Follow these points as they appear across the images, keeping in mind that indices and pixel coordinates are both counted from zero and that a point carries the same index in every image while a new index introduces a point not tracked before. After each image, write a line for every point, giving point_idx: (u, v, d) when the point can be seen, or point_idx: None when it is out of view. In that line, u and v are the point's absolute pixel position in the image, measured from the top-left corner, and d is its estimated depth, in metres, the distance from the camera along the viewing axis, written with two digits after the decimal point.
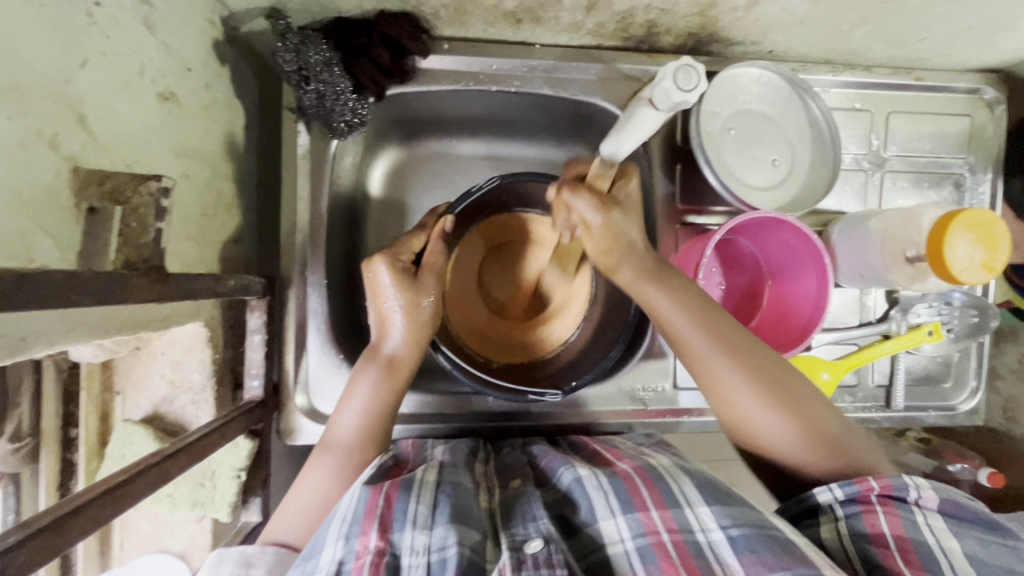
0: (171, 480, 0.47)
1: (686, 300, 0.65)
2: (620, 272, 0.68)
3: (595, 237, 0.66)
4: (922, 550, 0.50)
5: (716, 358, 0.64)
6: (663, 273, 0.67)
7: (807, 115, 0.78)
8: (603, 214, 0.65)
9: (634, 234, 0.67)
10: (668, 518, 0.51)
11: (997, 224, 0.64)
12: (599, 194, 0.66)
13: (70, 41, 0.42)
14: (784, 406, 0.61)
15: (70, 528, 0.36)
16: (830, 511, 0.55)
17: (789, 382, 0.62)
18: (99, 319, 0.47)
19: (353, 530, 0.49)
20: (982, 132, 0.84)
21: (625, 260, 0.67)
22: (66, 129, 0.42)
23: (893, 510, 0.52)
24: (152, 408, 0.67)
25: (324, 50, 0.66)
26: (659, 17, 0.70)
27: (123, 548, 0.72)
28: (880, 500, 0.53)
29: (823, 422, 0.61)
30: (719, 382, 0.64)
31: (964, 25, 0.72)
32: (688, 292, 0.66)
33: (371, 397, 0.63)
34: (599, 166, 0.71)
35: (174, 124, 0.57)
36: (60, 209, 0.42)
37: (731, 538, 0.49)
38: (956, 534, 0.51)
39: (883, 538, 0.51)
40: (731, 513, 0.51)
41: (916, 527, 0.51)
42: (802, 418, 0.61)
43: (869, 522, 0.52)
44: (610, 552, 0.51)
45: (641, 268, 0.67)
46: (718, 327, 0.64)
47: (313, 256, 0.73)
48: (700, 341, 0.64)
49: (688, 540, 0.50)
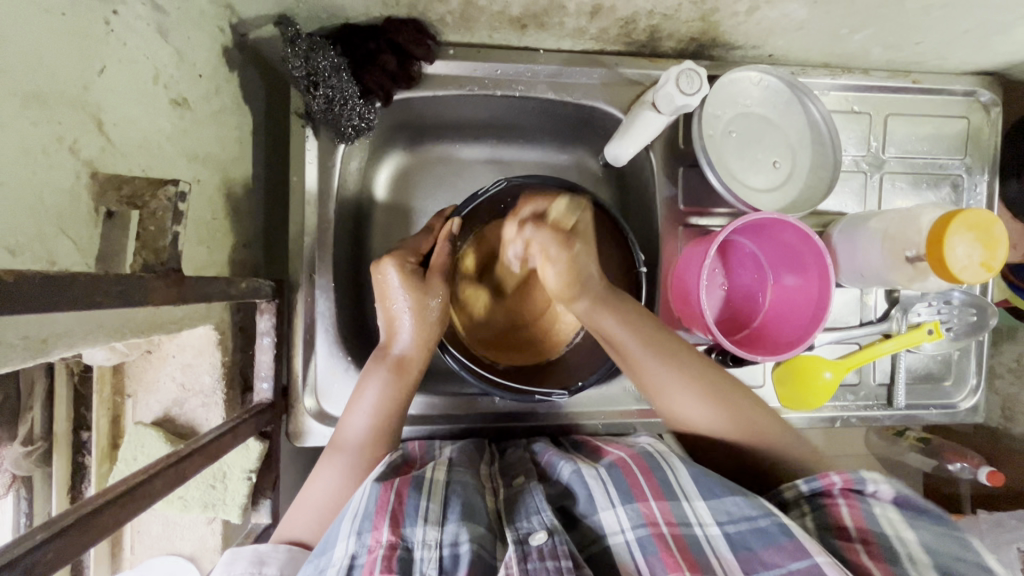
0: (187, 479, 0.47)
1: (625, 312, 0.66)
2: (575, 303, 0.68)
3: (561, 269, 0.67)
4: (884, 541, 0.50)
5: (649, 360, 0.65)
6: (613, 300, 0.67)
7: (807, 117, 0.80)
8: (565, 249, 0.67)
9: (592, 270, 0.68)
10: (667, 512, 0.52)
11: (996, 225, 0.65)
12: (559, 235, 0.68)
13: (89, 48, 0.43)
14: (717, 398, 0.63)
15: (93, 526, 0.37)
16: (799, 505, 0.56)
17: (716, 372, 0.65)
18: (116, 321, 0.48)
19: (366, 524, 0.49)
20: (979, 134, 0.85)
21: (583, 292, 0.68)
22: (85, 134, 0.43)
23: (855, 503, 0.53)
24: (163, 411, 0.68)
25: (332, 56, 0.67)
26: (661, 22, 0.71)
27: (134, 551, 0.72)
28: (842, 493, 0.55)
29: (756, 415, 0.64)
30: (656, 387, 0.65)
31: (960, 29, 0.73)
32: (634, 311, 0.67)
33: (381, 398, 0.64)
34: (564, 207, 0.70)
35: (186, 129, 0.58)
36: (80, 213, 0.42)
37: (727, 534, 0.50)
38: (911, 525, 0.51)
39: (846, 530, 0.52)
40: (727, 507, 0.52)
41: (876, 519, 0.52)
42: (727, 406, 0.63)
43: (832, 513, 0.53)
44: (611, 542, 0.51)
45: (595, 296, 0.67)
46: (654, 337, 0.65)
47: (321, 260, 0.74)
48: (639, 352, 0.65)
49: (687, 534, 0.51)
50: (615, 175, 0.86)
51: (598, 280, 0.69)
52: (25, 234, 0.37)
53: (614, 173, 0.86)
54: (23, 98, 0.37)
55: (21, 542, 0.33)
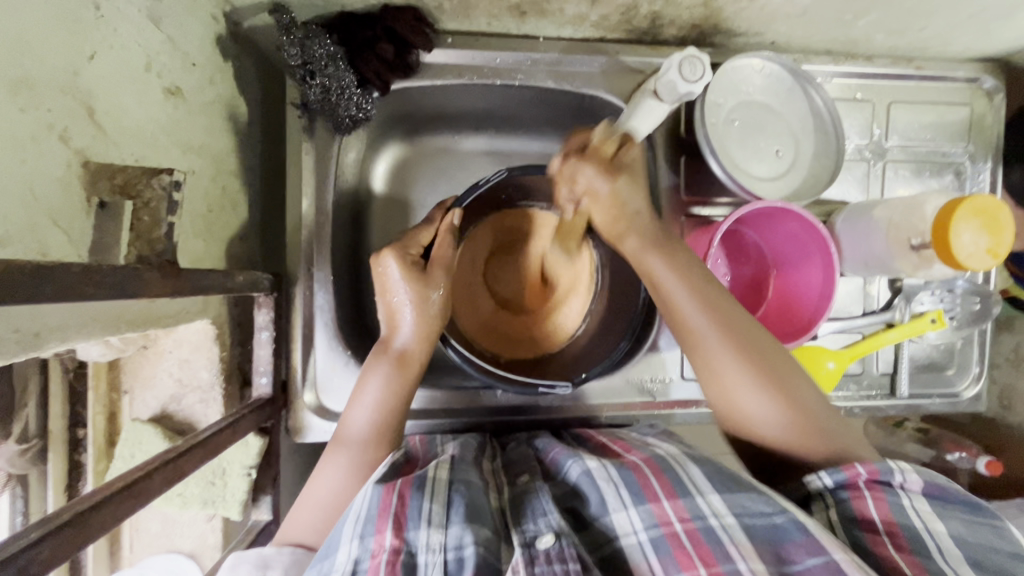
0: (186, 476, 0.46)
1: (688, 278, 0.65)
2: (625, 240, 0.68)
3: (600, 206, 0.67)
4: (911, 534, 0.48)
5: (710, 333, 0.63)
6: (668, 247, 0.67)
7: (809, 104, 0.79)
8: (609, 180, 0.66)
9: (640, 205, 0.68)
10: (681, 508, 0.51)
11: (1002, 211, 0.64)
12: (602, 163, 0.67)
13: (78, 33, 0.42)
14: (786, 397, 0.60)
15: (89, 525, 0.36)
16: (823, 498, 0.54)
17: (789, 370, 0.61)
18: (111, 315, 0.47)
19: (369, 528, 0.49)
20: (982, 121, 0.85)
21: (632, 228, 0.68)
22: (76, 122, 0.41)
23: (881, 494, 0.52)
24: (160, 407, 0.67)
25: (328, 44, 0.65)
26: (663, 8, 0.70)
27: (132, 549, 0.71)
28: (867, 485, 0.53)
29: (829, 422, 0.60)
30: (719, 368, 0.62)
31: (965, 14, 0.72)
32: (698, 275, 0.65)
33: (383, 392, 0.63)
34: (603, 132, 0.69)
35: (180, 119, 0.56)
36: (72, 203, 0.41)
37: (744, 525, 0.49)
38: (940, 516, 0.50)
39: (873, 523, 0.50)
40: (741, 502, 0.51)
41: (903, 511, 0.50)
42: (800, 405, 0.59)
43: (857, 505, 0.52)
44: (623, 544, 0.51)
45: (644, 236, 0.67)
46: (725, 310, 0.63)
47: (319, 253, 0.72)
48: (706, 329, 0.63)
49: (702, 527, 0.49)
50: None
51: (648, 216, 0.68)
52: (14, 224, 0.36)
53: None
54: (11, 84, 0.36)
55: (15, 540, 0.32)
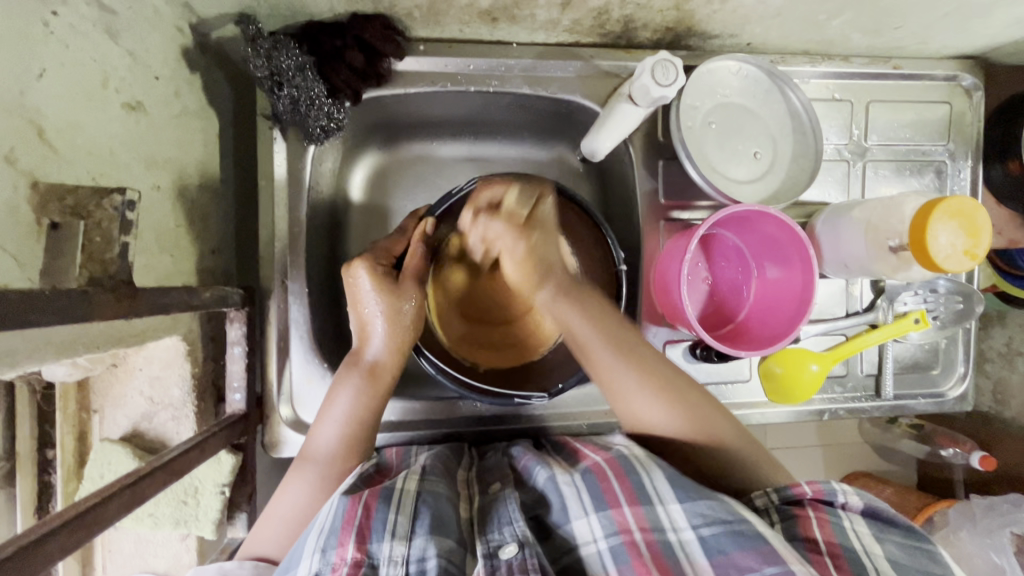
0: (148, 499, 0.46)
1: (581, 303, 0.66)
2: (540, 291, 0.68)
3: (517, 262, 0.68)
4: (851, 556, 0.49)
5: (610, 358, 0.64)
6: (575, 287, 0.67)
7: (788, 106, 0.78)
8: (522, 239, 0.67)
9: (554, 255, 0.68)
10: (641, 518, 0.50)
11: (979, 211, 0.64)
12: (515, 225, 0.67)
13: (26, 52, 0.41)
14: (673, 398, 0.62)
15: (36, 556, 0.35)
16: (767, 513, 0.54)
17: (676, 374, 0.63)
18: (68, 337, 0.46)
19: (331, 541, 0.48)
20: (961, 119, 0.84)
21: (546, 278, 0.68)
22: (25, 143, 0.41)
23: (825, 515, 0.52)
24: (131, 426, 0.66)
25: (296, 54, 0.65)
26: (636, 12, 0.69)
27: (106, 570, 0.70)
28: (811, 505, 0.53)
29: (718, 419, 0.62)
30: (617, 380, 0.63)
31: (939, 13, 0.71)
32: (593, 302, 0.67)
33: (353, 406, 0.62)
34: (517, 196, 0.67)
35: (142, 134, 0.55)
36: (19, 225, 0.40)
37: (701, 537, 0.48)
38: (879, 539, 0.51)
39: (815, 543, 0.50)
40: (701, 509, 0.50)
41: (844, 531, 0.51)
42: (690, 410, 0.61)
43: (802, 524, 0.52)
44: (584, 553, 0.50)
45: (557, 285, 0.67)
46: (611, 329, 0.65)
47: (293, 265, 0.72)
48: (595, 341, 0.64)
49: (659, 540, 0.49)
50: (595, 170, 0.85)
51: (564, 267, 0.69)
52: None
53: (594, 168, 0.85)
54: None
55: None
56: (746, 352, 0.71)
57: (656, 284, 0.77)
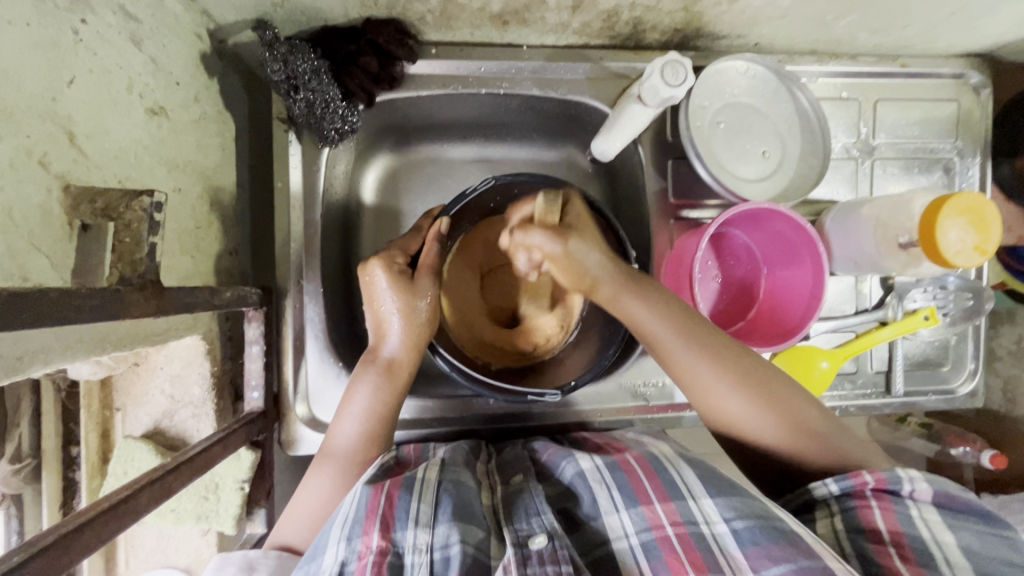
0: (175, 493, 0.47)
1: (661, 307, 0.64)
2: (598, 291, 0.67)
3: (559, 267, 0.65)
4: (918, 546, 0.49)
5: (693, 359, 0.63)
6: (635, 281, 0.66)
7: (795, 105, 0.79)
8: (560, 243, 0.64)
9: (594, 259, 0.65)
10: (672, 512, 0.51)
11: (988, 207, 0.65)
12: (550, 230, 0.65)
13: (57, 59, 0.42)
14: (771, 401, 0.61)
15: (72, 546, 0.36)
16: (828, 505, 0.55)
17: (768, 373, 0.62)
18: (97, 336, 0.47)
19: (355, 530, 0.49)
20: (969, 117, 0.85)
21: (597, 280, 0.65)
22: (57, 147, 0.42)
23: (889, 505, 0.52)
24: (153, 424, 0.67)
25: (311, 58, 0.66)
26: (644, 14, 0.70)
27: (128, 565, 0.72)
28: (874, 494, 0.53)
29: (808, 410, 0.61)
30: (698, 380, 0.63)
31: (946, 12, 0.72)
32: (675, 306, 0.65)
33: (372, 402, 0.63)
34: (544, 205, 0.67)
35: (164, 138, 0.57)
36: (52, 227, 0.42)
37: (735, 530, 0.49)
38: (949, 526, 0.51)
39: (879, 534, 0.51)
40: (733, 503, 0.51)
41: (910, 521, 0.51)
42: (781, 405, 0.61)
43: (864, 515, 0.52)
44: (615, 547, 0.51)
45: (615, 281, 0.65)
46: (696, 332, 0.63)
47: (309, 265, 0.73)
48: (676, 345, 0.63)
49: (693, 533, 0.49)
50: (604, 170, 0.86)
51: (611, 268, 0.66)
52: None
53: (603, 169, 0.86)
54: None
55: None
56: (757, 349, 0.72)
57: (667, 282, 0.78)
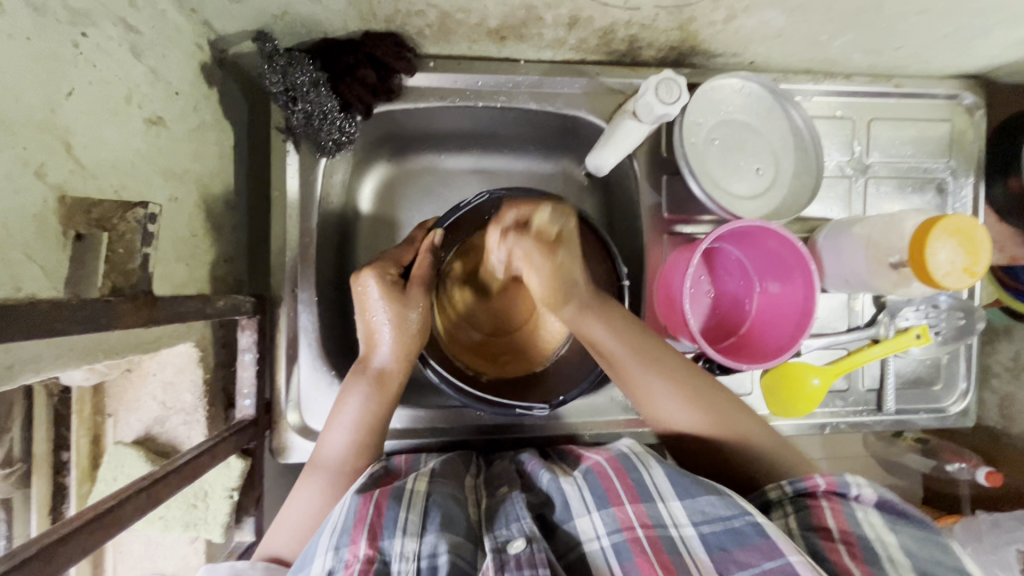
0: (162, 502, 0.47)
1: (603, 316, 0.66)
2: (563, 310, 0.68)
3: (543, 283, 0.67)
4: (864, 543, 0.49)
5: (630, 361, 0.64)
6: (602, 305, 0.67)
7: (790, 123, 0.80)
8: (548, 258, 0.67)
9: (578, 279, 0.68)
10: (642, 513, 0.51)
11: (978, 230, 0.65)
12: (541, 244, 0.68)
13: (56, 72, 0.43)
14: (696, 398, 0.63)
15: (57, 556, 0.36)
16: (783, 505, 0.55)
17: (699, 376, 0.64)
18: (90, 344, 0.48)
19: (343, 540, 0.49)
20: (962, 136, 0.85)
21: (569, 297, 0.67)
22: (52, 157, 0.43)
23: (838, 505, 0.53)
24: (144, 430, 0.67)
25: (311, 71, 0.67)
26: (640, 32, 0.71)
27: (116, 571, 0.72)
28: (826, 496, 0.54)
29: (737, 415, 0.62)
30: (641, 384, 0.64)
31: (939, 34, 0.73)
32: (617, 315, 0.67)
33: (361, 413, 0.64)
34: (548, 216, 0.69)
35: (162, 147, 0.57)
36: (47, 237, 0.42)
37: (701, 535, 0.50)
38: (892, 529, 0.51)
39: (828, 530, 0.51)
40: (701, 507, 0.51)
41: (858, 522, 0.51)
42: (707, 405, 0.62)
43: (815, 513, 0.53)
44: (587, 549, 0.51)
45: (582, 304, 0.67)
46: (638, 340, 0.65)
47: (304, 273, 0.73)
48: (618, 350, 0.65)
49: (661, 535, 0.50)
50: (599, 183, 0.86)
51: (584, 286, 0.68)
52: None
53: (598, 182, 0.86)
54: None
55: None
56: (748, 365, 0.72)
57: (660, 297, 0.78)
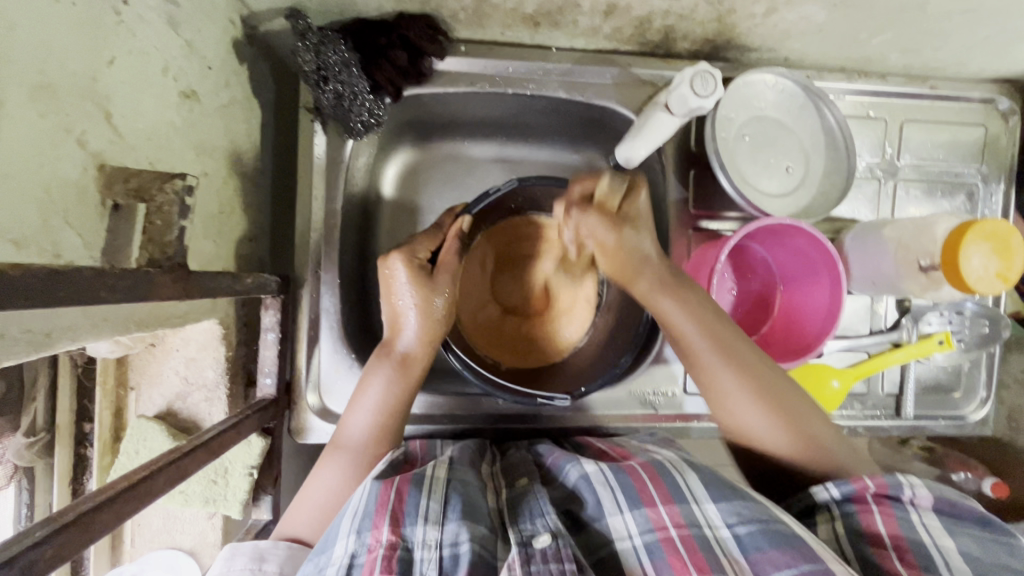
0: (191, 475, 0.47)
1: (698, 313, 0.65)
2: (636, 283, 0.68)
3: (606, 254, 0.68)
4: (919, 549, 0.49)
5: (719, 364, 0.64)
6: (677, 282, 0.67)
7: (822, 122, 0.78)
8: (614, 232, 0.67)
9: (648, 245, 0.67)
10: (676, 514, 0.51)
11: (1014, 235, 0.64)
12: (608, 217, 0.67)
13: (99, 39, 0.43)
14: (782, 413, 0.63)
15: (93, 524, 0.36)
16: (828, 510, 0.55)
17: (789, 390, 0.64)
18: (123, 315, 0.48)
19: (365, 523, 0.49)
20: (995, 142, 0.84)
21: (640, 271, 0.67)
22: (93, 126, 0.42)
23: (889, 510, 0.52)
24: (166, 404, 0.68)
25: (342, 51, 0.66)
26: (677, 22, 0.70)
27: (134, 544, 0.72)
28: (875, 500, 0.54)
29: (821, 431, 0.63)
30: (720, 388, 0.65)
31: (980, 36, 0.72)
32: (705, 307, 0.66)
33: (384, 395, 0.64)
34: (610, 184, 0.68)
35: (195, 122, 0.57)
36: (86, 206, 0.42)
37: (737, 536, 0.49)
38: (948, 532, 0.50)
39: (880, 536, 0.51)
40: (737, 509, 0.51)
41: (911, 526, 0.51)
42: (794, 421, 0.63)
43: (865, 519, 0.52)
44: (618, 548, 0.51)
45: (656, 277, 0.67)
46: (731, 344, 0.65)
47: (327, 255, 0.73)
48: (707, 351, 0.65)
49: (695, 534, 0.50)
50: None
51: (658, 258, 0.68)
52: (30, 226, 0.37)
53: None
54: (32, 89, 0.36)
55: (22, 539, 0.32)
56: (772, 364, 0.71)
57: None
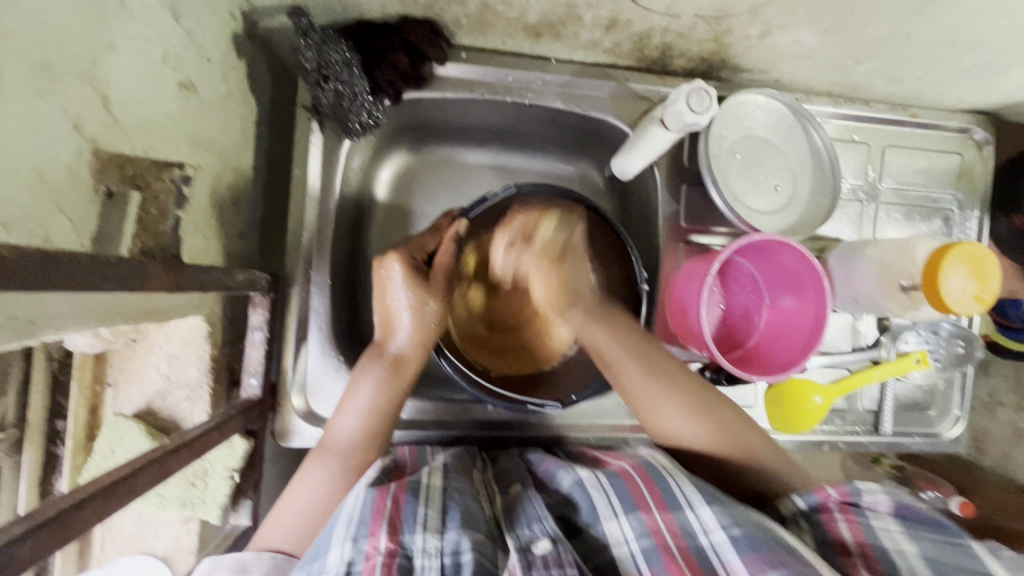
0: (171, 474, 0.45)
1: (620, 334, 0.68)
2: (570, 316, 0.71)
3: (548, 289, 0.72)
4: (882, 554, 0.50)
5: (628, 365, 0.67)
6: (607, 311, 0.70)
7: (809, 143, 0.81)
8: (554, 272, 0.72)
9: (583, 280, 0.72)
10: (671, 522, 0.51)
11: (990, 259, 0.67)
12: (551, 255, 0.72)
13: (101, 22, 0.42)
14: (703, 415, 0.64)
15: (73, 521, 0.35)
16: (797, 521, 0.57)
17: (713, 396, 0.66)
18: (108, 306, 0.46)
19: (361, 531, 0.47)
20: (971, 170, 0.88)
21: (573, 307, 0.71)
22: (91, 110, 0.41)
23: (853, 516, 0.54)
24: (145, 403, 0.65)
25: (343, 50, 0.65)
26: (675, 40, 0.72)
27: (104, 550, 0.71)
28: (839, 507, 0.55)
29: (746, 434, 0.65)
30: (648, 398, 0.66)
31: (959, 67, 0.75)
32: (620, 323, 0.69)
33: (375, 397, 0.63)
34: (553, 228, 0.72)
35: (191, 112, 0.56)
36: (78, 192, 0.41)
37: (733, 538, 0.48)
38: (911, 536, 0.51)
39: (846, 545, 0.52)
40: (732, 512, 0.50)
41: (875, 533, 0.52)
42: (717, 424, 0.64)
43: (830, 527, 0.54)
44: (616, 553, 0.50)
45: (587, 310, 0.70)
46: (640, 348, 0.67)
47: (318, 256, 0.72)
48: (620, 356, 0.67)
49: (691, 544, 0.49)
50: (618, 190, 0.87)
51: (591, 293, 0.72)
52: (21, 208, 0.36)
53: (617, 187, 0.86)
54: (31, 67, 0.36)
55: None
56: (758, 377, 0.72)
57: (674, 305, 0.78)
